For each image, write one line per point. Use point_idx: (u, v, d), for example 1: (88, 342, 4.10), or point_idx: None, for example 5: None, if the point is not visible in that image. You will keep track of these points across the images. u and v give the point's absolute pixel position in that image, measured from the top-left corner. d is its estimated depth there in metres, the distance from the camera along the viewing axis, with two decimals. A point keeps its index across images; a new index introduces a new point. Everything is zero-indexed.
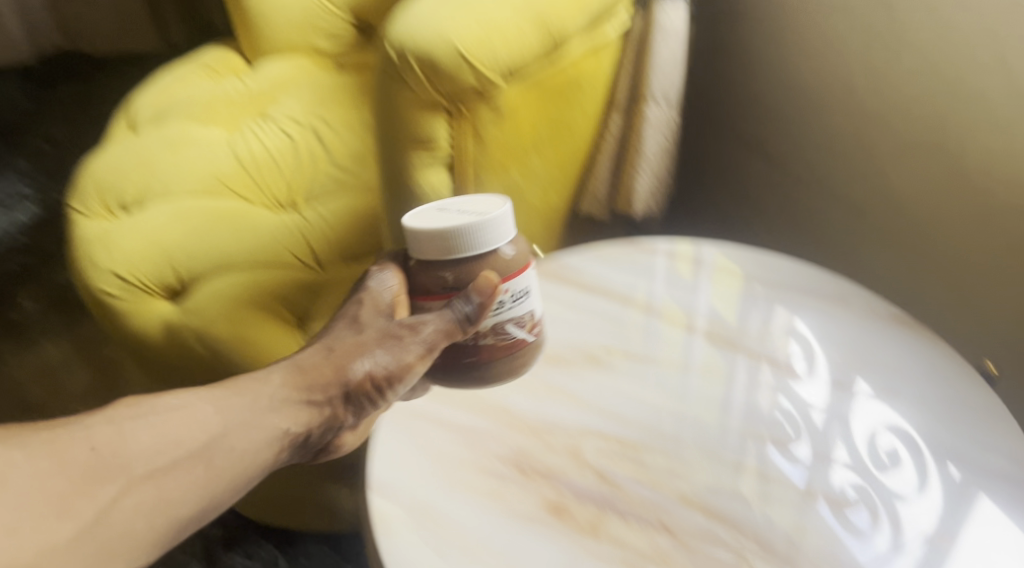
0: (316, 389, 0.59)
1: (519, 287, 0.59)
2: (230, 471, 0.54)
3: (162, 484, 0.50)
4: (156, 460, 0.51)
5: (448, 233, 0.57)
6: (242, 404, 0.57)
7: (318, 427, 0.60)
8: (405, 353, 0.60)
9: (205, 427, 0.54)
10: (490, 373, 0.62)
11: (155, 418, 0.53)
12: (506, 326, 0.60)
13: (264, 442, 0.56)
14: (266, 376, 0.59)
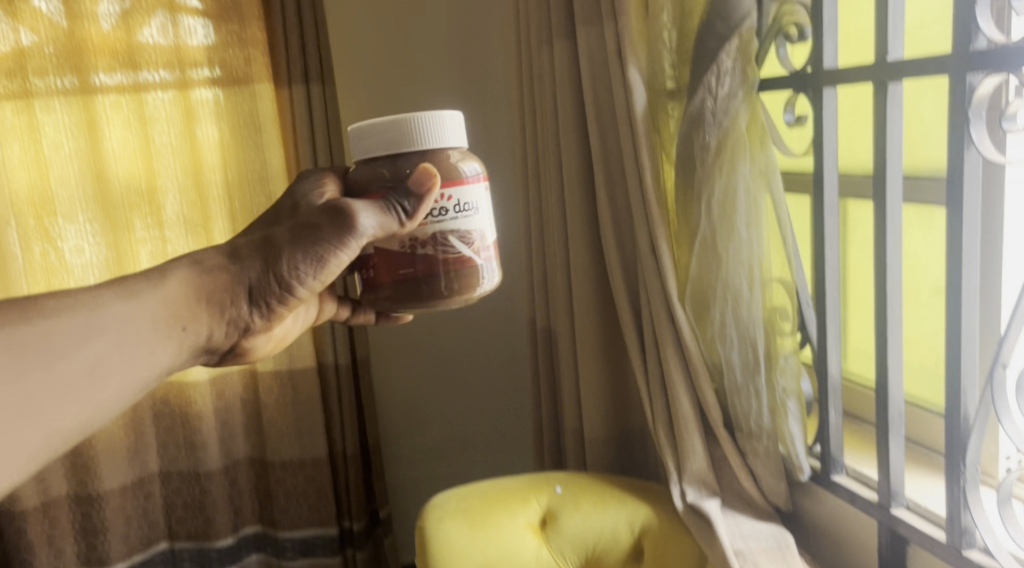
0: (223, 285, 0.61)
1: (465, 200, 0.60)
2: (116, 390, 0.53)
3: (58, 406, 0.49)
4: (55, 375, 0.49)
5: (398, 123, 0.59)
6: (146, 304, 0.56)
7: (222, 322, 0.62)
8: (321, 251, 0.60)
9: (105, 342, 0.53)
10: (427, 286, 0.60)
11: (55, 319, 0.51)
12: (448, 237, 0.59)
13: (163, 345, 0.57)
14: (162, 282, 0.58)
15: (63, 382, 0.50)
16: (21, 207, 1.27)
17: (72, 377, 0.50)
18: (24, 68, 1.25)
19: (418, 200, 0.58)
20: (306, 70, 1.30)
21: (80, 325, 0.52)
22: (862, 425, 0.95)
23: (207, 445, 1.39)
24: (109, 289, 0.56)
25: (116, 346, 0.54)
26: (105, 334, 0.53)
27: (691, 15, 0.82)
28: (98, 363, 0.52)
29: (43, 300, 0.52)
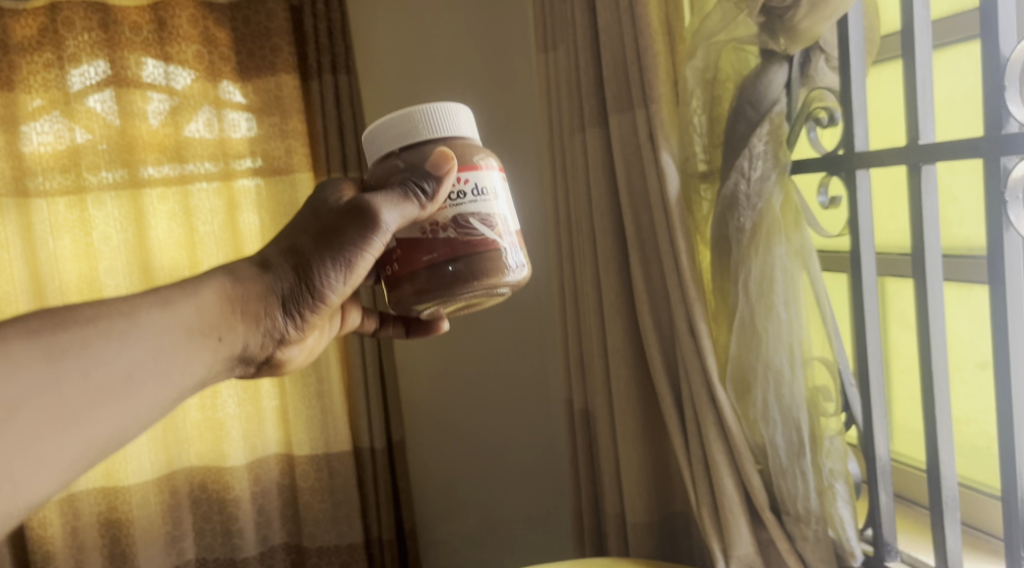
0: (256, 295, 0.66)
1: (483, 184, 0.64)
2: (152, 394, 0.58)
3: (97, 414, 0.55)
4: (92, 382, 0.55)
5: (404, 116, 0.65)
6: (180, 313, 0.61)
7: (257, 332, 0.67)
8: (344, 254, 0.65)
9: (140, 347, 0.58)
10: (453, 268, 0.62)
11: (92, 326, 0.56)
12: (468, 219, 0.62)
13: (199, 353, 0.62)
14: (196, 291, 0.63)
15: (99, 388, 0.55)
16: (70, 296, 1.35)
17: (108, 381, 0.56)
18: (78, 164, 1.33)
19: (437, 182, 0.62)
20: (344, 158, 1.35)
21: (114, 330, 0.57)
22: (913, 506, 0.90)
23: (242, 532, 1.38)
24: (144, 300, 0.61)
25: (150, 354, 0.59)
26: (140, 342, 0.58)
27: (721, 102, 0.85)
28: (135, 368, 0.57)
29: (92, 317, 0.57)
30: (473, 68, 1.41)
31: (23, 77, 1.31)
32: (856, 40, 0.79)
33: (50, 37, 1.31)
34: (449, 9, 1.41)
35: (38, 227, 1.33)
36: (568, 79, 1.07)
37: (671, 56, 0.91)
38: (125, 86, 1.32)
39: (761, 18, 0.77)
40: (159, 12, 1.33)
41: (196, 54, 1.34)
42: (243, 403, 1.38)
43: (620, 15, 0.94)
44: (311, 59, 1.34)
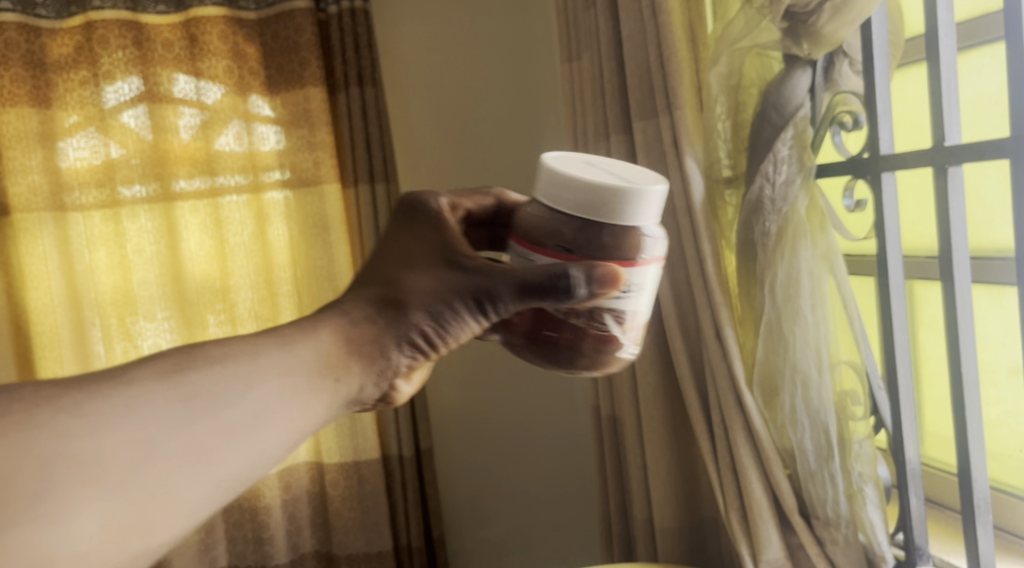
0: (371, 339, 0.57)
1: (631, 282, 0.56)
2: (280, 439, 0.51)
3: (224, 456, 0.47)
4: (220, 422, 0.47)
5: (607, 190, 0.56)
6: (297, 353, 0.53)
7: (373, 375, 0.57)
8: (466, 305, 0.58)
9: (264, 393, 0.50)
10: (575, 356, 0.58)
11: (217, 368, 0.49)
12: (605, 315, 0.56)
13: (313, 401, 0.53)
14: (312, 330, 0.55)
15: (227, 430, 0.47)
16: (106, 307, 1.39)
17: (234, 425, 0.48)
18: (112, 179, 1.37)
19: (592, 288, 0.54)
20: (370, 168, 1.38)
21: (242, 371, 0.50)
22: (944, 511, 0.89)
23: (274, 540, 1.41)
24: (266, 337, 0.54)
25: (275, 395, 0.51)
26: (266, 385, 0.50)
27: (745, 108, 0.86)
28: (260, 412, 0.49)
29: (203, 347, 0.51)
30: (497, 80, 1.44)
31: (60, 94, 1.35)
32: (879, 42, 0.79)
33: (86, 55, 1.35)
34: (474, 21, 1.43)
35: (74, 240, 1.37)
36: (593, 88, 1.08)
37: (695, 63, 0.92)
38: (158, 101, 1.35)
39: (784, 24, 0.78)
40: (190, 29, 1.36)
41: (226, 69, 1.37)
42: None
43: (644, 23, 0.95)
44: (338, 72, 1.37)
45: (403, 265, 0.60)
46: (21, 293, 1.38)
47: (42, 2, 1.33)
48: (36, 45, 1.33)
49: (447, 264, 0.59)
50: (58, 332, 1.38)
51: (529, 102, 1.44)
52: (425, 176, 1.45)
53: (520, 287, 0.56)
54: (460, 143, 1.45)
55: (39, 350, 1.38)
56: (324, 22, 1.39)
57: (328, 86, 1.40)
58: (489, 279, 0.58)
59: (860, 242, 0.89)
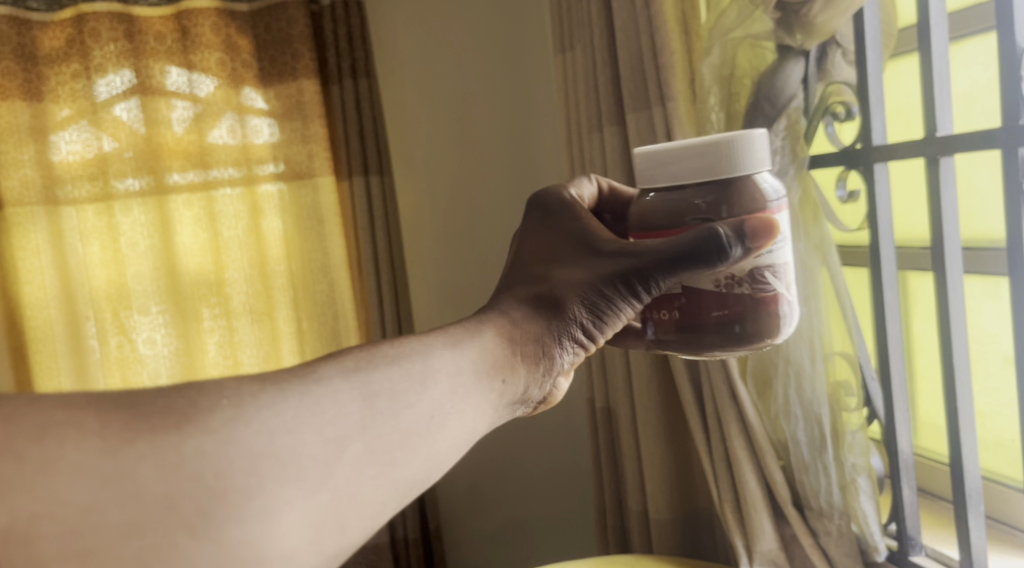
0: (533, 338, 0.53)
1: (779, 230, 0.53)
2: (454, 439, 0.43)
3: (408, 459, 0.39)
4: (406, 423, 0.40)
5: (725, 143, 0.52)
6: (467, 353, 0.48)
7: (537, 373, 0.53)
8: (623, 302, 0.55)
9: (439, 391, 0.43)
10: (745, 328, 0.53)
11: (394, 365, 0.42)
12: (765, 274, 0.52)
13: (487, 397, 0.47)
14: (477, 331, 0.50)
15: (411, 433, 0.40)
16: (100, 301, 1.39)
17: (416, 427, 0.41)
18: (105, 172, 1.36)
19: (750, 242, 0.51)
20: (365, 160, 1.37)
21: (417, 369, 0.43)
22: (939, 503, 0.90)
23: None
24: (430, 335, 0.47)
25: (449, 396, 0.44)
26: (438, 385, 0.44)
27: (738, 99, 0.84)
28: (436, 413, 0.42)
29: (376, 341, 0.44)
30: (492, 70, 1.43)
31: (52, 87, 1.34)
32: (872, 33, 0.80)
33: (77, 48, 1.34)
34: (468, 12, 1.42)
35: (67, 234, 1.37)
36: (586, 79, 1.08)
37: (688, 54, 0.92)
38: (150, 94, 1.35)
39: (777, 14, 0.78)
40: (182, 21, 1.35)
41: (219, 62, 1.36)
42: None
43: (636, 14, 0.95)
44: (332, 64, 1.36)
45: (551, 266, 0.57)
46: (15, 287, 1.38)
47: None
48: (27, 38, 1.33)
49: (589, 254, 0.57)
50: (52, 326, 1.38)
51: (523, 92, 1.43)
52: (421, 168, 1.45)
53: (670, 259, 0.52)
54: (458, 133, 1.44)
55: (33, 344, 1.38)
56: (318, 13, 1.38)
57: (322, 78, 1.40)
58: (636, 257, 0.54)
59: (853, 233, 0.89)
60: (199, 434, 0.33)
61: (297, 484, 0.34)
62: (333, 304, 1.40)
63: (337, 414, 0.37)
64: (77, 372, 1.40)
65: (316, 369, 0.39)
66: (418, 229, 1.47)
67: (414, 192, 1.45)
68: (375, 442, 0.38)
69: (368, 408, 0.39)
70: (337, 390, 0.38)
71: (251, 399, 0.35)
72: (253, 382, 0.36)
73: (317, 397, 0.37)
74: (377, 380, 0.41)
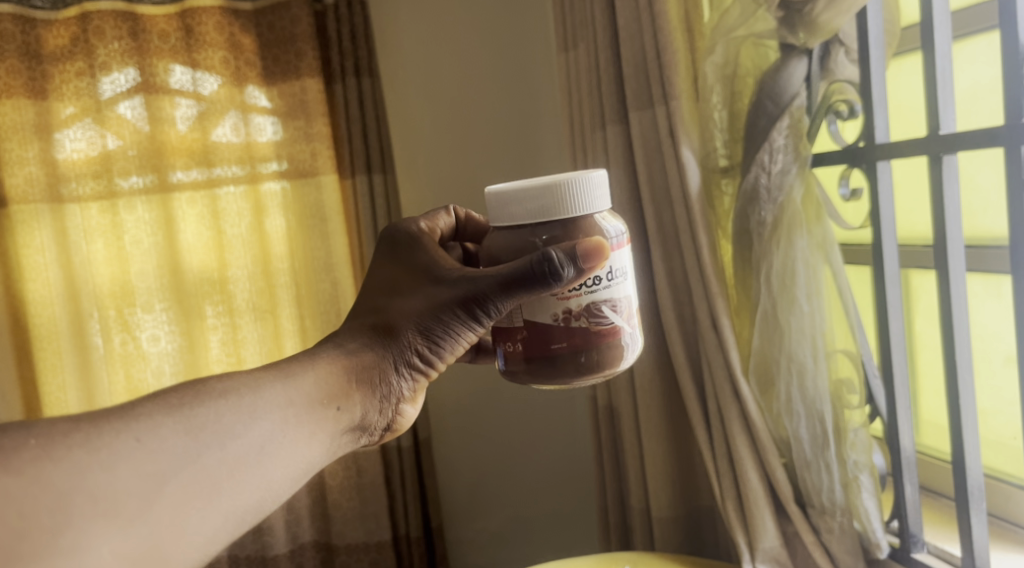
0: (369, 367, 0.65)
1: (613, 266, 0.59)
2: (285, 469, 0.54)
3: (232, 485, 0.50)
4: (229, 454, 0.51)
5: (549, 190, 0.59)
6: (300, 383, 0.59)
7: (373, 399, 0.65)
8: (450, 331, 0.65)
9: (267, 423, 0.54)
10: (587, 361, 0.59)
11: (221, 401, 0.52)
12: (601, 307, 0.59)
13: (322, 423, 0.59)
14: (314, 362, 0.62)
15: (234, 461, 0.51)
16: (103, 299, 1.40)
17: (243, 457, 0.51)
18: (109, 170, 1.37)
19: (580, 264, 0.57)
20: (368, 159, 1.37)
21: (245, 405, 0.53)
22: (939, 499, 0.90)
23: (273, 531, 1.42)
24: (266, 372, 0.58)
25: (283, 424, 0.55)
26: (267, 417, 0.54)
27: (741, 97, 0.86)
28: (265, 442, 0.53)
29: (205, 379, 0.53)
30: (492, 71, 1.43)
31: (56, 85, 1.35)
32: (876, 32, 0.80)
33: (82, 46, 1.35)
34: (469, 13, 1.42)
35: (71, 232, 1.38)
36: (588, 77, 1.08)
37: (691, 53, 0.92)
38: (154, 93, 1.35)
39: (780, 13, 0.78)
40: (186, 19, 1.35)
41: (223, 60, 1.36)
42: None
43: (640, 13, 0.95)
44: (335, 63, 1.37)
45: (393, 296, 0.68)
46: (20, 285, 1.38)
47: None
48: (32, 37, 1.34)
49: (430, 282, 0.66)
50: (56, 324, 1.39)
51: (523, 93, 1.43)
52: (421, 170, 1.45)
53: (505, 283, 0.59)
54: (456, 135, 1.45)
55: (38, 341, 1.39)
56: (321, 12, 1.39)
57: (325, 77, 1.40)
58: (472, 284, 0.62)
59: (855, 230, 0.89)
60: (9, 478, 0.40)
61: (109, 519, 0.43)
62: (335, 302, 1.40)
63: (157, 452, 0.47)
64: (81, 369, 1.40)
65: (138, 408, 0.48)
66: None
67: (417, 192, 1.46)
68: (195, 473, 0.48)
69: (192, 444, 0.49)
70: (160, 428, 0.48)
71: (64, 441, 0.43)
72: (68, 424, 0.45)
73: (141, 435, 0.46)
74: (202, 415, 0.50)
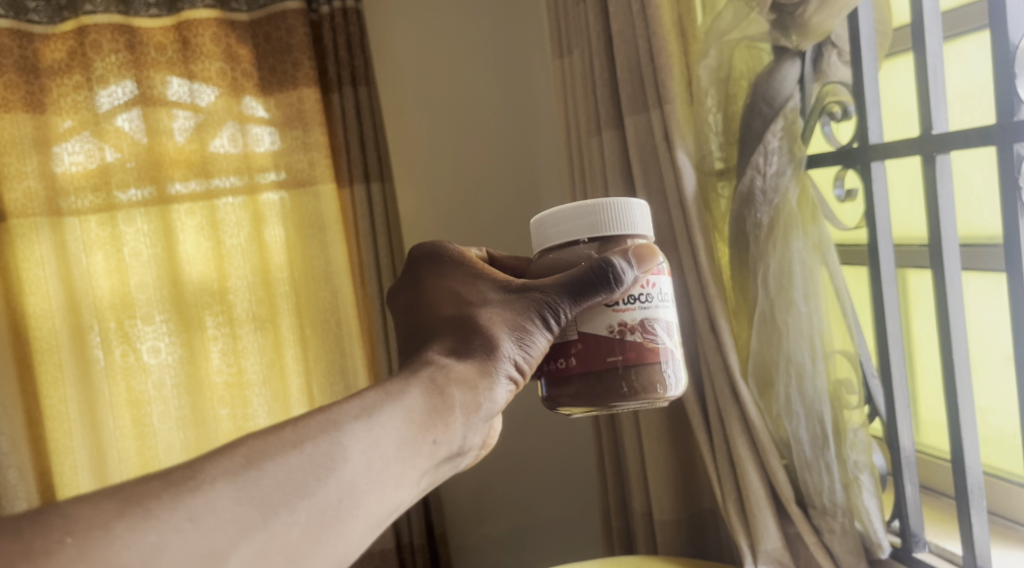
0: (461, 385, 0.60)
1: (665, 291, 0.63)
2: (368, 518, 0.51)
3: (309, 550, 0.47)
4: (301, 517, 0.47)
5: (590, 209, 0.64)
6: (382, 423, 0.54)
7: (471, 424, 0.60)
8: (533, 335, 0.62)
9: (351, 471, 0.51)
10: (629, 383, 0.61)
11: (296, 452, 0.49)
12: (654, 326, 0.62)
13: (412, 461, 0.55)
14: (402, 392, 0.57)
15: (312, 522, 0.48)
16: (104, 312, 1.40)
17: (321, 515, 0.48)
18: (108, 183, 1.38)
19: (654, 324, 0.62)
20: (365, 167, 1.37)
21: (324, 454, 0.50)
22: (939, 498, 0.91)
23: None
24: (343, 408, 0.54)
25: (364, 470, 0.51)
26: (349, 464, 0.51)
27: (735, 100, 0.86)
28: (346, 494, 0.50)
29: (278, 426, 0.51)
30: (489, 78, 1.45)
31: (54, 99, 1.36)
32: (867, 33, 0.81)
33: (79, 60, 1.36)
34: (466, 27, 1.44)
35: (71, 245, 1.38)
36: (583, 84, 1.08)
37: (685, 57, 0.93)
38: (152, 105, 1.36)
39: (772, 16, 0.79)
40: (182, 32, 1.36)
41: (219, 71, 1.37)
42: (275, 415, 1.43)
43: (633, 19, 0.96)
44: (331, 72, 1.37)
45: (462, 308, 0.65)
46: (20, 299, 1.38)
47: (35, 7, 1.34)
48: (29, 51, 1.34)
49: (501, 292, 0.65)
50: (56, 337, 1.38)
51: (520, 107, 1.45)
52: (419, 175, 1.46)
53: (574, 292, 0.61)
54: (454, 140, 1.45)
55: (38, 355, 1.39)
56: (316, 22, 1.39)
57: (322, 86, 1.41)
58: (542, 295, 0.62)
59: (851, 231, 0.90)
60: None
61: None
62: (336, 311, 1.40)
63: (212, 530, 0.44)
64: (82, 381, 1.40)
65: (198, 476, 0.46)
66: (421, 232, 1.46)
67: (416, 197, 1.46)
68: (259, 546, 0.45)
69: (256, 514, 0.46)
70: (216, 499, 0.45)
71: (99, 533, 0.42)
72: (113, 506, 0.43)
73: (193, 513, 0.44)
74: (269, 477, 0.48)
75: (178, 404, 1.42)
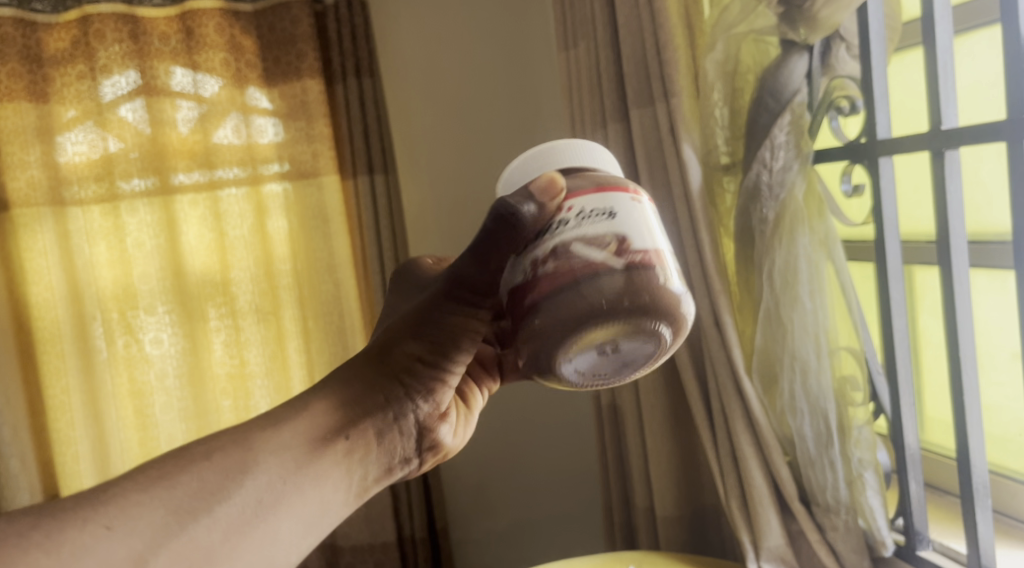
0: (364, 387, 0.61)
1: (595, 204, 0.53)
2: (294, 518, 0.56)
3: (234, 548, 0.52)
4: (221, 520, 0.52)
5: (541, 151, 0.60)
6: (284, 432, 0.57)
7: (382, 422, 0.61)
8: (439, 323, 0.59)
9: (264, 476, 0.55)
10: (569, 311, 0.52)
11: (207, 463, 0.54)
12: (576, 244, 0.52)
13: (324, 464, 0.58)
14: (301, 404, 0.60)
15: (232, 524, 0.53)
16: (106, 302, 1.40)
17: (241, 517, 0.53)
18: (111, 173, 1.37)
19: (577, 241, 0.53)
20: (369, 161, 1.37)
21: (235, 462, 0.54)
22: (944, 496, 0.90)
23: None
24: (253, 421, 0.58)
25: (278, 474, 0.56)
26: (264, 468, 0.55)
27: (742, 94, 0.85)
28: (268, 494, 0.55)
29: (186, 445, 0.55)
30: (495, 70, 1.43)
31: (57, 89, 1.35)
32: (877, 28, 0.80)
33: (82, 49, 1.35)
34: (471, 18, 1.43)
35: (74, 235, 1.38)
36: (589, 77, 1.08)
37: (692, 51, 0.92)
38: (155, 95, 1.36)
39: (780, 9, 0.79)
40: (186, 21, 1.35)
41: (223, 62, 1.36)
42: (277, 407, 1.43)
43: (640, 11, 0.95)
44: (336, 63, 1.36)
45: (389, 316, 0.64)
46: (22, 288, 1.38)
47: None
48: (32, 40, 1.34)
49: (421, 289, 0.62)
50: (58, 326, 1.38)
51: (526, 100, 1.44)
52: (424, 168, 1.45)
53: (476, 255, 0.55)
54: (457, 134, 1.45)
55: (40, 345, 1.39)
56: (322, 13, 1.38)
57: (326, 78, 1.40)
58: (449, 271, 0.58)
59: (858, 227, 0.89)
60: None
61: None
62: (339, 303, 1.40)
63: (130, 535, 0.49)
64: (84, 372, 1.40)
65: (110, 489, 0.51)
66: (425, 227, 1.46)
67: (420, 192, 1.46)
68: (181, 547, 0.50)
69: (173, 519, 0.51)
70: (135, 507, 0.50)
71: (19, 543, 0.46)
72: (27, 520, 0.47)
73: (111, 520, 0.49)
74: (183, 486, 0.52)
75: (180, 395, 1.42)
